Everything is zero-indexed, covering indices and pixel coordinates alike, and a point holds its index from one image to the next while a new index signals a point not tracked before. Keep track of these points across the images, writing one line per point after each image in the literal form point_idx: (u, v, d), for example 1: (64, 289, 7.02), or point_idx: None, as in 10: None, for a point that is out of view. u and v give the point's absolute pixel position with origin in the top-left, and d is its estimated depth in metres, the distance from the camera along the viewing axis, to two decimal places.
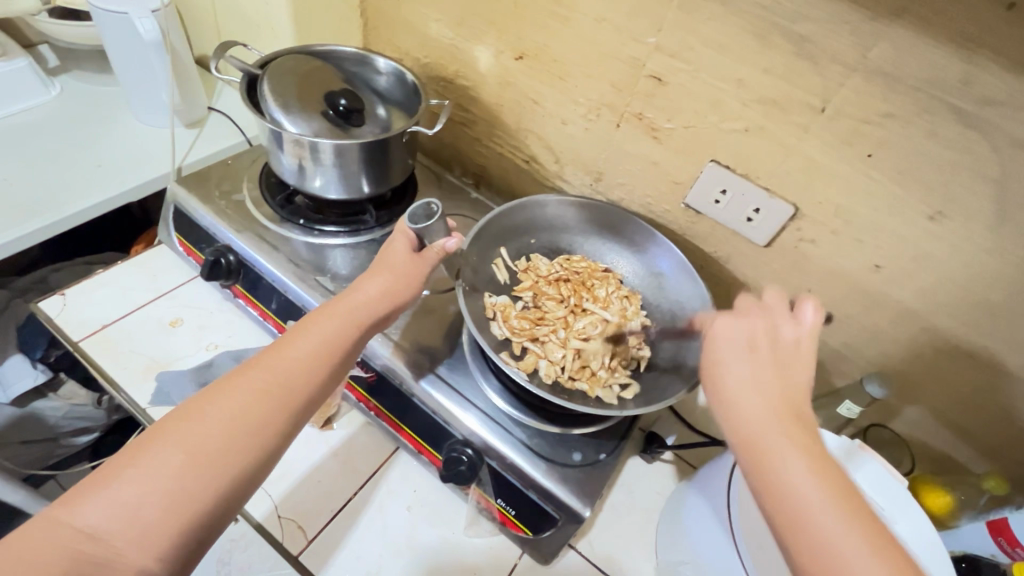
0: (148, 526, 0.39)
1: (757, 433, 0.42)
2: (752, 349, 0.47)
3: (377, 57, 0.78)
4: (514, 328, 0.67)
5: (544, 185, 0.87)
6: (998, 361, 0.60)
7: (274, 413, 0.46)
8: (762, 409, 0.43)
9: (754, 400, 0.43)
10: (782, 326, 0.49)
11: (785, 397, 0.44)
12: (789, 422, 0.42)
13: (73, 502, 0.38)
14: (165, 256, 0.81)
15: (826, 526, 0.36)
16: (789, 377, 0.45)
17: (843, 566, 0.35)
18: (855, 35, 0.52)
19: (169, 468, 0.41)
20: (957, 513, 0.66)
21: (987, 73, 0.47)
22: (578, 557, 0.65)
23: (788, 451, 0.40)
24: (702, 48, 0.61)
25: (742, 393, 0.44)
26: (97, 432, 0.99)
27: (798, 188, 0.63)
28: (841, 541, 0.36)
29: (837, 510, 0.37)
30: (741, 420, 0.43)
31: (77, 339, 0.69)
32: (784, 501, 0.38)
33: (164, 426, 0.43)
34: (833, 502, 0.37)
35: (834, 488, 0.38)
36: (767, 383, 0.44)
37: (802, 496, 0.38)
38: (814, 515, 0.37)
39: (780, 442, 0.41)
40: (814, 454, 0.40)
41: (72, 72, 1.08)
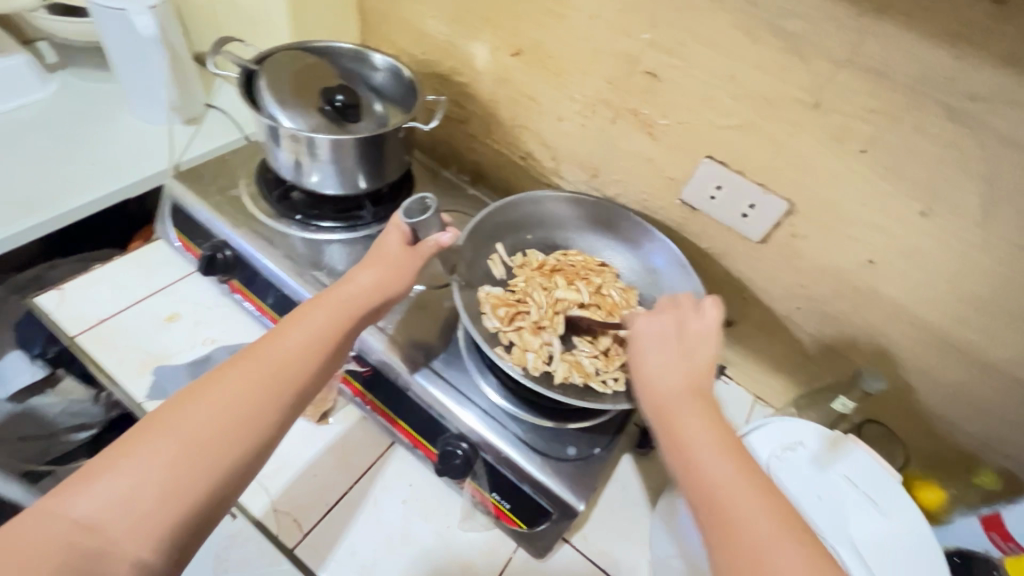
0: (143, 515, 0.39)
1: (666, 408, 0.48)
2: (664, 336, 0.54)
3: (373, 53, 0.79)
4: (507, 321, 0.66)
5: (540, 181, 0.87)
6: (991, 357, 0.60)
7: (268, 403, 0.47)
8: (672, 388, 0.50)
9: (664, 378, 0.51)
10: (690, 318, 0.55)
11: (690, 377, 0.50)
12: (691, 392, 0.49)
13: (68, 494, 0.39)
14: (162, 252, 0.81)
15: (720, 483, 0.42)
16: (695, 361, 0.52)
17: (729, 508, 0.40)
18: (846, 31, 0.52)
19: (162, 458, 0.41)
20: (950, 507, 0.66)
21: (976, 69, 0.48)
22: (573, 551, 0.65)
23: (689, 422, 0.47)
24: (695, 44, 0.61)
25: (656, 374, 0.51)
26: (93, 429, 0.94)
27: (792, 184, 0.64)
28: (727, 487, 0.42)
29: (726, 462, 0.43)
30: (656, 399, 0.50)
31: (74, 333, 0.70)
32: (684, 463, 0.44)
33: (158, 417, 0.44)
34: (722, 455, 0.44)
35: (724, 444, 0.45)
36: (675, 366, 0.51)
37: (699, 459, 0.44)
38: (705, 466, 0.43)
39: (682, 410, 0.47)
40: (713, 426, 0.46)
41: (70, 69, 1.08)
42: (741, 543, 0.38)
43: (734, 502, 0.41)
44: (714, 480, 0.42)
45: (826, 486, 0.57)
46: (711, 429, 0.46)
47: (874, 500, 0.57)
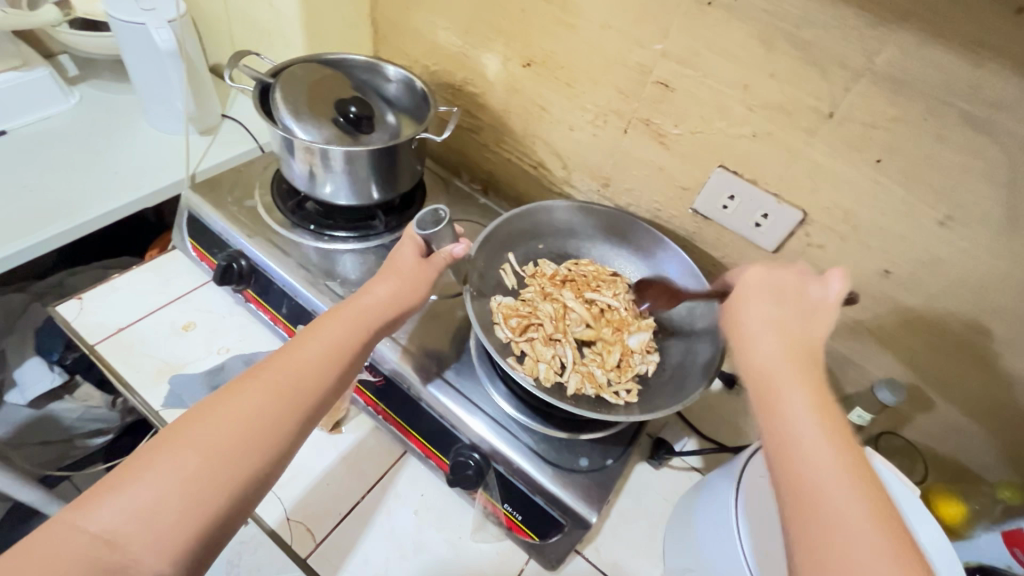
0: (164, 527, 0.39)
1: (767, 369, 0.43)
2: (775, 301, 0.48)
3: (387, 65, 0.80)
4: (518, 331, 0.66)
5: (551, 190, 0.88)
6: (1011, 367, 0.59)
7: (286, 415, 0.47)
8: (775, 351, 0.44)
9: (770, 348, 0.44)
10: (810, 287, 0.50)
11: (799, 345, 0.45)
12: (798, 368, 0.42)
13: (88, 506, 0.39)
14: (179, 261, 0.82)
15: (819, 455, 0.37)
16: (806, 329, 0.46)
17: (822, 497, 0.35)
18: (861, 40, 0.52)
19: (183, 469, 0.41)
20: (973, 522, 0.65)
21: (996, 77, 0.47)
22: (585, 563, 0.65)
23: (795, 386, 0.41)
24: (708, 54, 0.61)
25: (756, 335, 0.46)
26: (111, 433, 0.99)
27: (806, 193, 0.63)
28: (824, 476, 0.36)
29: (830, 451, 0.37)
30: (754, 358, 0.45)
31: (93, 342, 0.71)
32: (779, 428, 0.39)
33: (178, 428, 0.44)
34: (827, 443, 0.37)
35: (832, 431, 0.38)
36: (783, 331, 0.46)
37: (795, 424, 0.39)
38: (804, 449, 0.37)
39: (786, 383, 0.41)
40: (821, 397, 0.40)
41: (90, 82, 1.11)
42: (825, 535, 0.34)
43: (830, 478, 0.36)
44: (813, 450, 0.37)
45: None
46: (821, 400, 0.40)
47: None
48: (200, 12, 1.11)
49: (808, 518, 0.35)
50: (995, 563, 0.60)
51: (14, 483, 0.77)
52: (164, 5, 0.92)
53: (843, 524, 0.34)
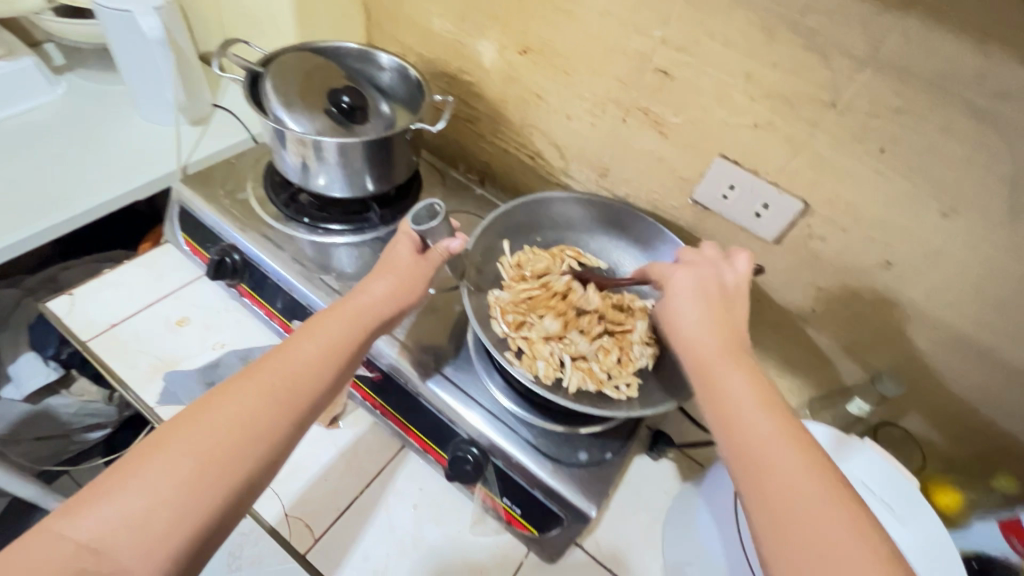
0: (154, 534, 0.39)
1: (701, 356, 0.49)
2: (700, 291, 0.54)
3: (379, 53, 0.78)
4: (516, 328, 0.66)
5: (549, 181, 0.86)
6: (1009, 360, 0.59)
7: (280, 418, 0.46)
8: (708, 337, 0.50)
9: (702, 331, 0.51)
10: (723, 273, 0.57)
11: (730, 332, 0.51)
12: (728, 346, 0.49)
13: (76, 514, 0.38)
14: (172, 255, 0.81)
15: (757, 428, 0.42)
16: (726, 312, 0.53)
17: (764, 454, 0.40)
18: (866, 27, 0.50)
19: (175, 475, 0.41)
20: (968, 511, 0.66)
21: (1003, 66, 0.46)
22: (585, 554, 0.65)
23: (729, 371, 0.47)
24: (709, 42, 0.60)
25: (692, 327, 0.52)
26: (110, 428, 0.97)
27: (808, 184, 0.62)
28: (766, 436, 0.41)
29: (766, 416, 0.43)
30: (691, 345, 0.51)
31: (86, 339, 0.70)
32: (722, 405, 0.44)
33: (169, 430, 0.44)
34: (763, 410, 0.43)
35: (763, 396, 0.44)
36: (712, 319, 0.52)
37: (732, 395, 0.45)
38: (746, 418, 0.43)
39: (720, 360, 0.48)
40: (752, 374, 0.46)
41: (77, 71, 1.08)
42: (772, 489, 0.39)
43: (768, 445, 0.41)
44: (746, 421, 0.43)
45: None
46: (748, 376, 0.46)
47: (892, 507, 0.56)
48: None
49: (758, 484, 0.39)
50: (991, 551, 0.60)
51: (13, 479, 0.77)
52: None
53: (791, 488, 0.38)
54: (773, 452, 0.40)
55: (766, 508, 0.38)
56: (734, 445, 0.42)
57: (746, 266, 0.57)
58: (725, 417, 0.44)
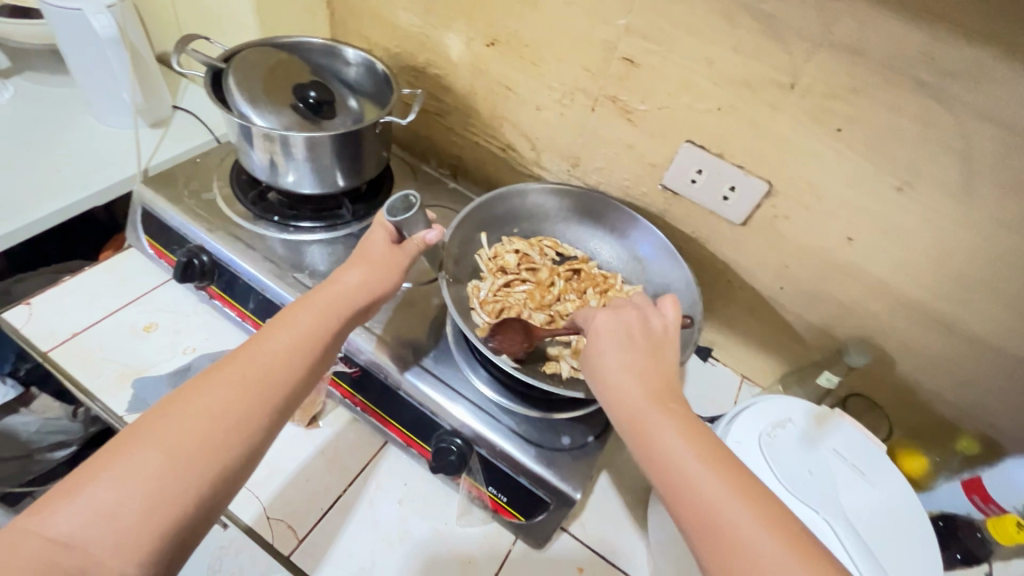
0: (127, 527, 0.38)
1: (637, 407, 0.45)
2: (625, 333, 0.50)
3: (345, 48, 0.77)
4: (496, 315, 0.67)
5: (521, 173, 0.87)
6: (965, 326, 0.62)
7: (255, 411, 0.46)
8: (634, 383, 0.46)
9: (629, 379, 0.46)
10: (649, 313, 0.52)
11: (658, 377, 0.47)
12: (657, 393, 0.45)
13: (45, 510, 0.38)
14: (136, 260, 0.78)
15: (708, 492, 0.39)
16: (651, 353, 0.48)
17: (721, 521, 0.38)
18: (820, 10, 0.52)
19: (147, 468, 0.40)
20: (934, 474, 0.71)
21: (950, 45, 0.48)
22: (572, 540, 0.66)
23: (664, 429, 0.43)
24: (672, 29, 0.61)
25: (621, 380, 0.47)
26: (76, 445, 0.92)
27: (772, 166, 0.64)
28: (716, 498, 0.39)
29: (712, 473, 0.40)
30: (620, 396, 0.46)
31: (46, 349, 0.67)
32: (662, 466, 0.41)
33: (139, 427, 0.43)
34: (707, 467, 0.40)
35: (702, 450, 0.41)
36: (642, 365, 0.47)
37: (670, 453, 0.41)
38: (694, 481, 0.40)
39: (650, 412, 0.44)
40: (690, 426, 0.43)
41: (25, 74, 1.04)
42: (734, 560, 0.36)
43: (723, 511, 0.38)
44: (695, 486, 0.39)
45: (814, 463, 0.57)
46: (685, 430, 0.43)
47: (862, 471, 0.58)
48: None
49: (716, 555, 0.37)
50: (958, 512, 0.65)
51: None
52: None
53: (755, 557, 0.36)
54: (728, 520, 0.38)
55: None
56: (686, 510, 0.39)
57: (674, 311, 0.53)
58: (670, 479, 0.40)
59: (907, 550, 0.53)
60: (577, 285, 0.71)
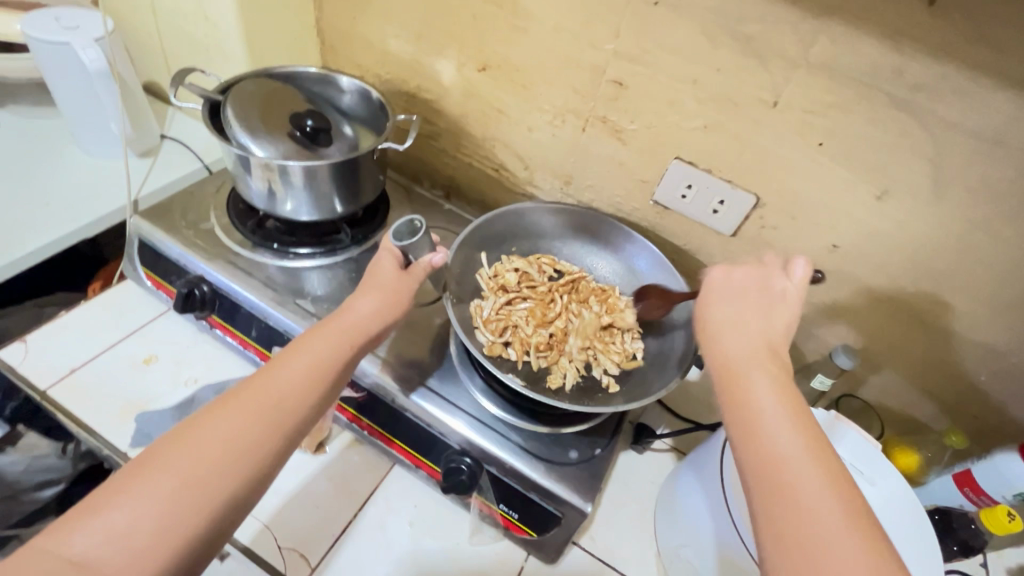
0: (139, 550, 0.39)
1: (735, 370, 0.46)
2: (742, 297, 0.52)
3: (339, 76, 0.78)
4: (498, 332, 0.68)
5: (515, 192, 0.89)
6: (946, 325, 0.65)
7: (266, 436, 0.46)
8: (735, 343, 0.48)
9: (733, 337, 0.49)
10: (775, 281, 0.53)
11: (762, 339, 0.48)
12: (761, 352, 0.47)
13: (61, 530, 0.39)
14: (133, 292, 0.78)
15: (786, 457, 0.39)
16: (762, 320, 0.50)
17: (784, 471, 0.39)
18: (796, 32, 0.56)
19: (162, 492, 0.41)
20: (926, 468, 0.73)
21: (918, 62, 0.52)
22: (584, 553, 0.66)
23: (759, 381, 0.44)
24: (657, 52, 0.64)
25: (723, 334, 0.49)
26: (64, 484, 0.88)
27: (758, 179, 0.67)
28: (788, 451, 0.40)
29: (792, 429, 0.41)
30: (722, 352, 0.48)
31: (45, 387, 0.66)
32: (745, 414, 0.43)
33: (156, 449, 0.44)
34: (788, 422, 0.41)
35: (791, 409, 0.42)
36: (746, 327, 0.49)
37: (759, 403, 0.43)
38: (770, 431, 0.41)
39: (749, 367, 0.46)
40: (796, 409, 0.42)
41: (8, 107, 1.03)
42: (785, 498, 0.37)
43: (792, 461, 0.39)
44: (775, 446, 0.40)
45: None
46: (782, 398, 0.43)
47: (862, 471, 0.60)
48: (127, 27, 1.05)
49: (770, 502, 0.38)
50: (952, 505, 0.69)
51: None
52: (89, 23, 0.87)
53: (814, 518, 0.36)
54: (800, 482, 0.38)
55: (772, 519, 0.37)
56: (758, 462, 0.40)
57: (804, 274, 0.53)
58: (748, 426, 0.42)
59: (908, 550, 0.55)
60: (577, 300, 0.73)
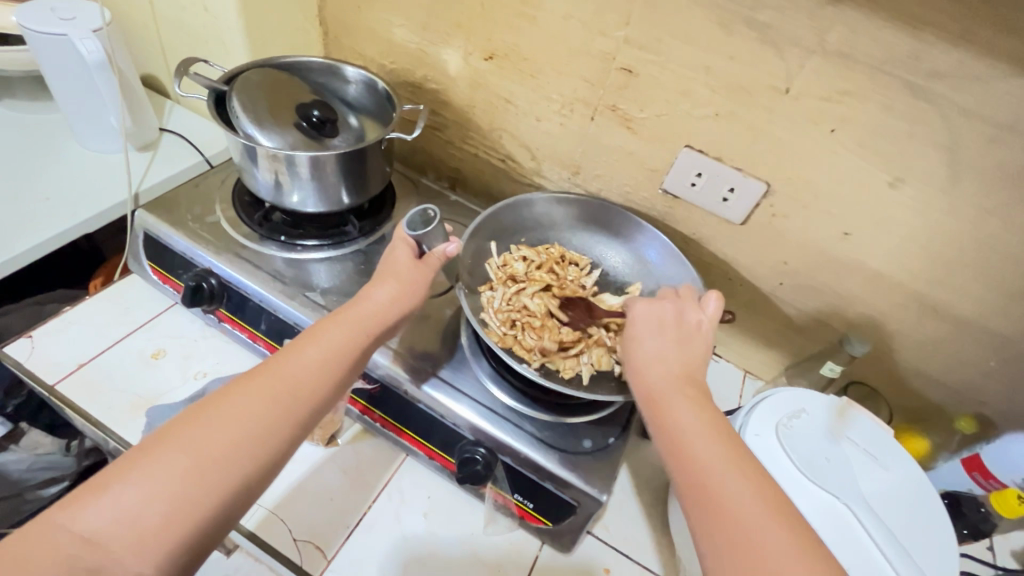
0: (149, 530, 0.38)
1: (660, 405, 0.49)
2: (663, 325, 0.56)
3: (345, 67, 0.77)
4: (507, 322, 0.67)
5: (521, 182, 0.88)
6: (956, 312, 0.66)
7: (278, 422, 0.46)
8: (661, 377, 0.51)
9: (657, 372, 0.51)
10: (690, 310, 0.57)
11: (685, 369, 0.51)
12: (684, 384, 0.50)
13: (73, 505, 0.38)
14: (140, 287, 0.78)
15: (723, 487, 0.42)
16: (683, 351, 0.53)
17: (725, 505, 0.41)
18: (810, 19, 0.55)
19: (173, 474, 0.41)
20: (935, 454, 0.76)
21: (933, 48, 0.52)
22: (598, 542, 0.67)
23: (685, 416, 0.47)
24: (670, 40, 0.63)
25: (648, 366, 0.52)
26: (69, 481, 0.85)
27: (769, 167, 0.67)
28: (724, 482, 0.42)
29: (723, 460, 0.43)
30: (648, 390, 0.51)
31: (53, 382, 0.65)
32: (678, 449, 0.45)
33: (170, 430, 0.43)
34: (719, 453, 0.44)
35: (717, 438, 0.45)
36: (670, 357, 0.53)
37: (689, 437, 0.45)
38: (704, 465, 0.43)
39: (676, 401, 0.48)
40: (720, 435, 0.46)
41: (4, 102, 1.01)
42: (729, 531, 0.39)
43: (729, 492, 0.41)
44: (720, 491, 0.41)
45: (836, 453, 0.60)
46: (708, 429, 0.46)
47: (875, 456, 0.61)
48: (123, 18, 1.03)
49: (728, 554, 0.39)
50: (961, 488, 0.69)
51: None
52: (87, 14, 0.86)
53: (765, 554, 0.38)
54: (746, 519, 0.40)
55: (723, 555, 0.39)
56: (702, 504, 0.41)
57: (716, 309, 0.58)
58: (685, 462, 0.44)
59: (918, 533, 0.56)
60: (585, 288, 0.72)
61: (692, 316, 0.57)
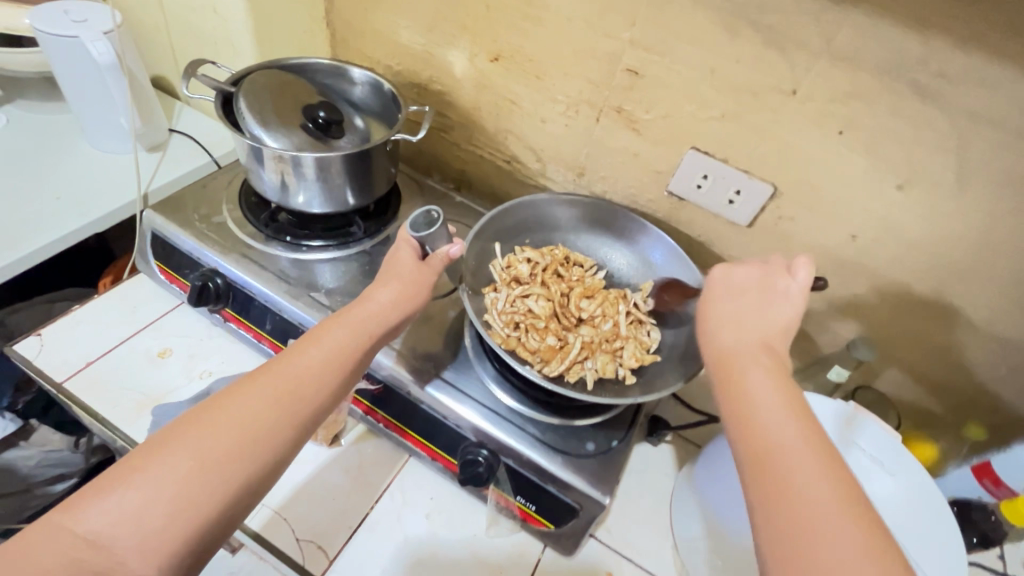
0: (151, 531, 0.39)
1: (730, 363, 0.46)
2: (742, 291, 0.52)
3: (351, 67, 0.78)
4: (511, 323, 0.67)
5: (527, 183, 0.88)
6: (966, 316, 0.65)
7: (280, 422, 0.46)
8: (733, 340, 0.48)
9: (730, 335, 0.49)
10: (777, 278, 0.52)
11: (760, 333, 0.48)
12: (759, 347, 0.47)
13: (76, 506, 0.39)
14: (147, 287, 0.78)
15: (780, 447, 0.39)
16: (762, 316, 0.49)
17: (779, 464, 0.39)
18: (817, 21, 0.55)
19: (175, 476, 0.41)
20: (944, 461, 0.73)
21: (942, 50, 0.51)
22: (600, 545, 0.66)
23: (755, 375, 0.44)
24: (676, 42, 0.63)
25: (719, 328, 0.50)
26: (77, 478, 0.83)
27: (774, 169, 0.66)
28: (783, 443, 0.40)
29: (789, 423, 0.41)
30: (720, 350, 0.48)
31: (61, 380, 0.66)
32: (741, 407, 0.43)
33: (173, 431, 0.44)
34: (786, 416, 0.41)
35: (789, 401, 0.42)
36: (745, 320, 0.49)
37: (756, 397, 0.43)
38: (767, 425, 0.41)
39: (746, 361, 0.46)
40: (792, 398, 0.43)
41: (17, 103, 1.02)
42: (778, 487, 0.38)
43: (786, 453, 0.39)
44: (776, 451, 0.39)
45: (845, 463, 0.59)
46: (779, 391, 0.43)
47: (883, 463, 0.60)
48: (134, 20, 1.04)
49: (772, 508, 0.37)
50: (971, 496, 0.68)
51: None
52: (98, 17, 0.87)
53: (811, 515, 0.36)
54: (801, 481, 0.37)
55: (767, 510, 0.37)
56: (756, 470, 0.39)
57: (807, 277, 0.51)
58: (745, 420, 0.42)
59: (925, 542, 0.55)
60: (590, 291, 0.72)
61: (781, 283, 0.52)
